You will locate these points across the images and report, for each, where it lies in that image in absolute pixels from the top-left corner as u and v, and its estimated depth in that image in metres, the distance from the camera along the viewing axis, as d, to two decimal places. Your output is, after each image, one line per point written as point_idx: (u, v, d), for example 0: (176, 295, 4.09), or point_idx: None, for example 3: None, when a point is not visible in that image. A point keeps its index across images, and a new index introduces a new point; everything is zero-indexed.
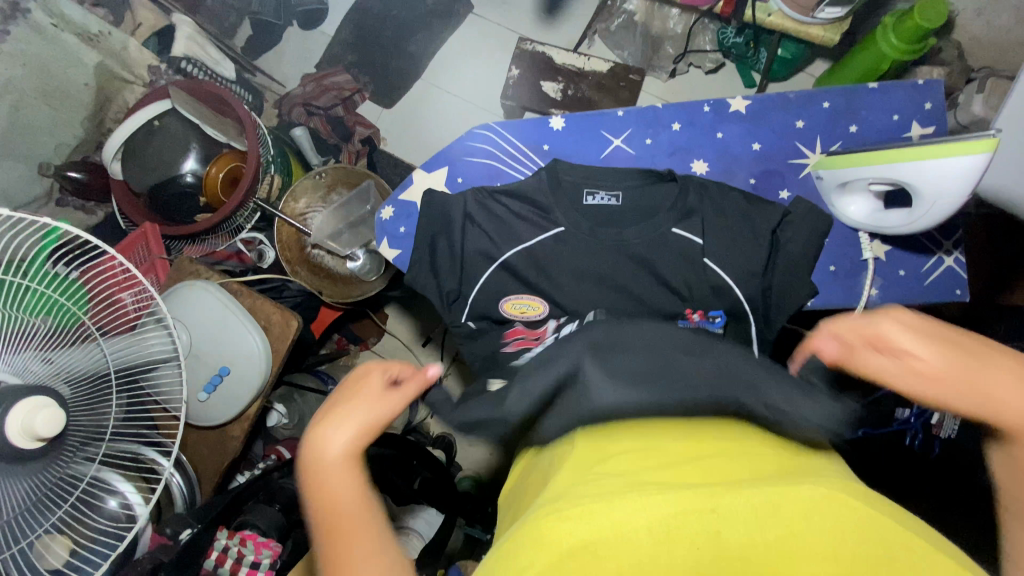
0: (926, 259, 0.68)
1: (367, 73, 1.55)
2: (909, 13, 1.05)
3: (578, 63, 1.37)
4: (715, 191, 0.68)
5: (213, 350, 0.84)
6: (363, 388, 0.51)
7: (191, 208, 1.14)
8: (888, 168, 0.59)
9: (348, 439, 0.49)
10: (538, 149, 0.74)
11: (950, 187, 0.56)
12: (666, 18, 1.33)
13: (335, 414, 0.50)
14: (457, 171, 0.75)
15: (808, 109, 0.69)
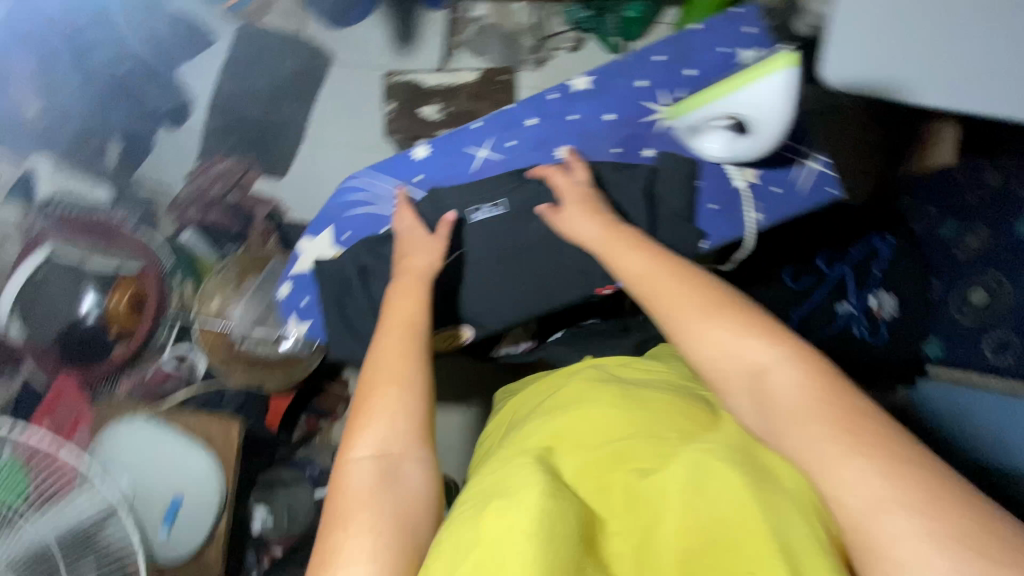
0: (793, 168, 0.71)
1: (250, 152, 1.53)
2: None
3: (447, 80, 1.39)
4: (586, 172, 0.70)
5: (160, 483, 0.83)
6: (421, 265, 0.63)
7: (104, 345, 1.09)
8: (724, 100, 0.61)
9: (409, 299, 0.59)
10: (410, 182, 0.73)
11: (774, 107, 0.59)
12: (513, 14, 1.38)
13: (400, 281, 0.61)
14: (341, 227, 0.74)
15: (643, 68, 0.72)
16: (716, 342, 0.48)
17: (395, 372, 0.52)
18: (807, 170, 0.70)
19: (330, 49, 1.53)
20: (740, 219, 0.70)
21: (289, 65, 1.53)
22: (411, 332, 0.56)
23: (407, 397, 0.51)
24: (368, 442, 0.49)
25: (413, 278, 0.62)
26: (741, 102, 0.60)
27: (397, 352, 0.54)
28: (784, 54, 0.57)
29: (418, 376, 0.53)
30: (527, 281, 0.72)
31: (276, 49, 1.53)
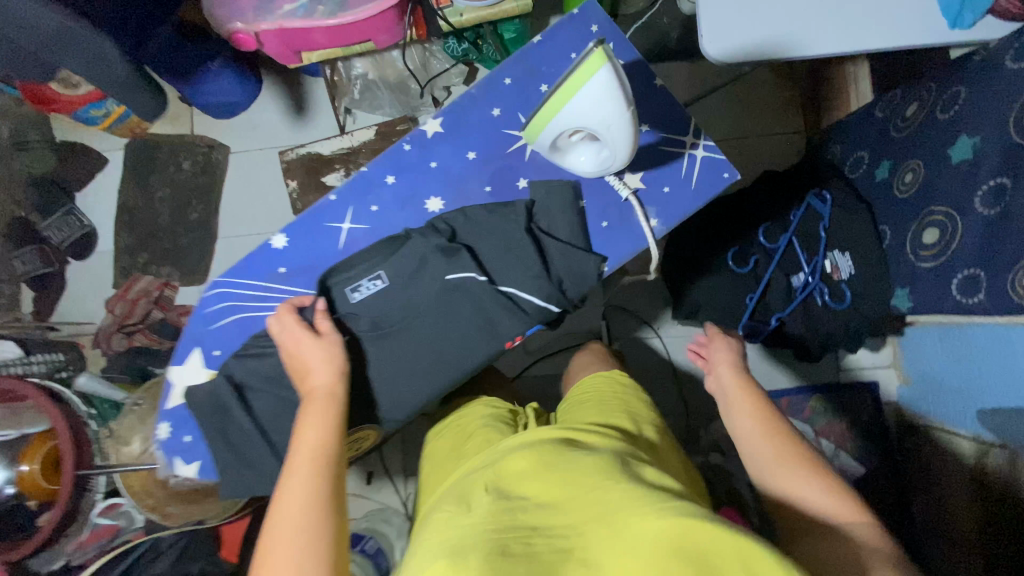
0: (680, 161, 0.66)
1: (166, 263, 1.45)
2: None
3: (346, 143, 1.34)
4: (460, 222, 0.64)
5: None
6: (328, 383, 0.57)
7: (25, 518, 0.98)
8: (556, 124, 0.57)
9: (314, 427, 0.54)
10: (276, 277, 0.66)
11: (605, 108, 0.53)
12: (395, 61, 1.28)
13: (303, 409, 0.55)
14: (210, 344, 0.66)
15: (495, 94, 0.66)
16: (808, 492, 0.57)
17: (292, 520, 0.47)
18: (693, 160, 0.65)
19: (225, 139, 1.47)
20: (637, 229, 0.65)
21: (187, 165, 1.47)
22: (320, 468, 0.51)
23: (306, 556, 0.45)
24: None
25: (318, 400, 0.56)
26: (572, 118, 0.55)
27: (300, 493, 0.49)
28: (595, 55, 0.52)
29: (320, 521, 0.47)
30: (421, 358, 0.62)
31: (169, 155, 1.47)
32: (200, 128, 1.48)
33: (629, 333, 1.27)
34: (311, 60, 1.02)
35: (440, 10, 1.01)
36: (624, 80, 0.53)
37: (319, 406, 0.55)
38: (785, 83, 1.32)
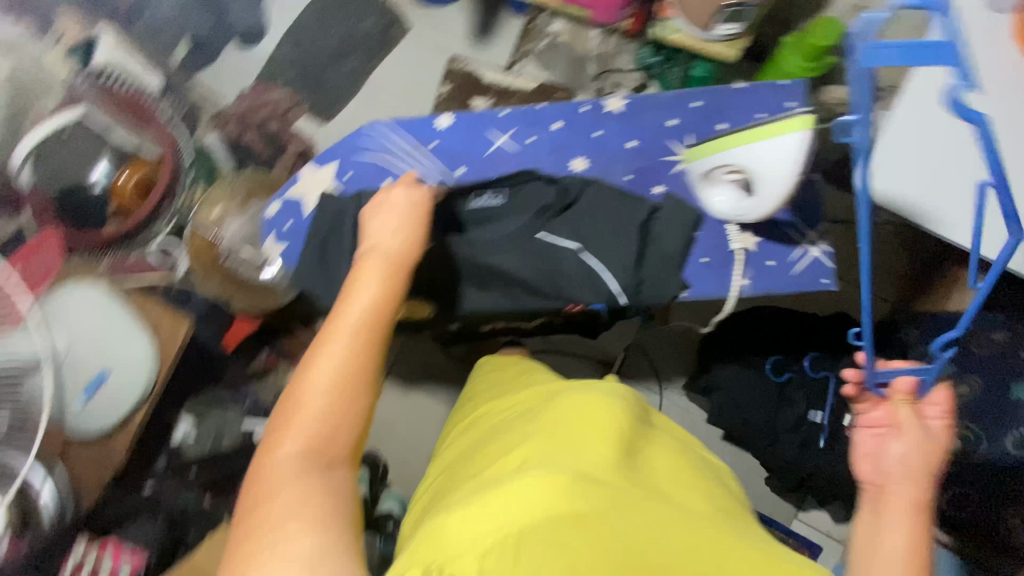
0: (792, 249, 0.71)
1: (304, 90, 1.56)
2: (806, 33, 1.12)
3: (505, 81, 1.42)
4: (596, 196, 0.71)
5: (92, 355, 0.79)
6: (394, 252, 0.61)
7: (101, 216, 1.11)
8: (731, 153, 0.64)
9: (372, 285, 0.58)
10: (425, 147, 0.75)
11: (779, 165, 0.61)
12: (588, 40, 1.40)
13: (364, 264, 0.60)
14: (345, 168, 0.76)
15: (679, 109, 0.73)
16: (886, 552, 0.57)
17: (337, 377, 0.53)
18: (805, 253, 0.70)
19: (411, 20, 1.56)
20: (726, 279, 0.71)
21: (368, 22, 1.57)
22: (366, 327, 0.56)
23: (344, 411, 0.53)
24: (299, 441, 0.51)
25: (383, 262, 0.60)
26: (746, 157, 0.63)
27: (346, 356, 0.54)
28: (803, 118, 0.59)
29: (362, 382, 0.54)
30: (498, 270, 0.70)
31: (359, 6, 1.58)
32: None
33: (639, 377, 1.33)
34: None
35: (660, 20, 1.09)
36: (809, 153, 0.60)
37: (386, 274, 0.60)
38: (905, 255, 1.34)
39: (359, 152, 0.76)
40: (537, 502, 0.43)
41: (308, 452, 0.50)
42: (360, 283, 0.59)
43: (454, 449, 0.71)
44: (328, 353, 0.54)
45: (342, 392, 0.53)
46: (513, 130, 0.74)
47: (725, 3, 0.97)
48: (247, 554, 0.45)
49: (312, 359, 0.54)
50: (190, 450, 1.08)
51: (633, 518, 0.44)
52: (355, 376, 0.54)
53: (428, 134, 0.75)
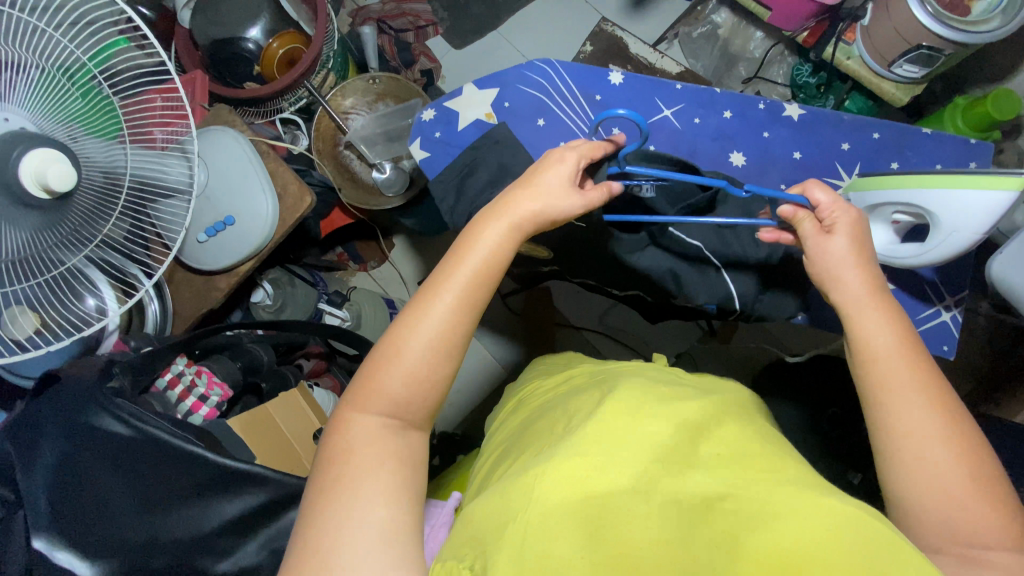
0: (924, 307, 0.69)
1: (446, 8, 1.52)
2: (980, 100, 1.03)
3: (650, 58, 1.38)
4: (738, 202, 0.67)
5: (225, 197, 0.85)
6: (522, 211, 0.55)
7: (243, 74, 1.15)
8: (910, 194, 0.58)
9: (492, 241, 0.53)
10: (589, 98, 0.75)
11: (966, 219, 0.55)
12: (749, 39, 1.34)
13: (486, 218, 0.54)
14: (505, 95, 0.76)
15: (855, 135, 0.71)
16: (904, 409, 0.48)
17: (435, 339, 0.50)
18: (937, 315, 0.68)
19: None
20: None
21: None
22: (474, 289, 0.51)
23: (434, 371, 0.50)
24: (384, 400, 0.48)
25: (509, 219, 0.54)
26: (932, 203, 0.56)
27: (449, 320, 0.50)
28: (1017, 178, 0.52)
29: (459, 344, 0.50)
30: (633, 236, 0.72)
31: None
32: None
33: None
34: None
35: (840, 40, 1.05)
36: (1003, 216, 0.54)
37: (508, 231, 0.54)
38: None
39: (524, 83, 0.76)
40: (556, 480, 0.38)
41: (391, 412, 0.48)
42: (478, 238, 0.53)
43: (507, 423, 0.62)
44: (430, 313, 0.50)
45: (435, 355, 0.50)
46: (681, 106, 0.74)
47: (920, 43, 0.92)
48: (318, 509, 0.43)
49: (414, 317, 0.50)
50: (261, 313, 1.14)
51: (664, 483, 0.38)
52: (451, 343, 0.50)
53: (597, 86, 0.75)
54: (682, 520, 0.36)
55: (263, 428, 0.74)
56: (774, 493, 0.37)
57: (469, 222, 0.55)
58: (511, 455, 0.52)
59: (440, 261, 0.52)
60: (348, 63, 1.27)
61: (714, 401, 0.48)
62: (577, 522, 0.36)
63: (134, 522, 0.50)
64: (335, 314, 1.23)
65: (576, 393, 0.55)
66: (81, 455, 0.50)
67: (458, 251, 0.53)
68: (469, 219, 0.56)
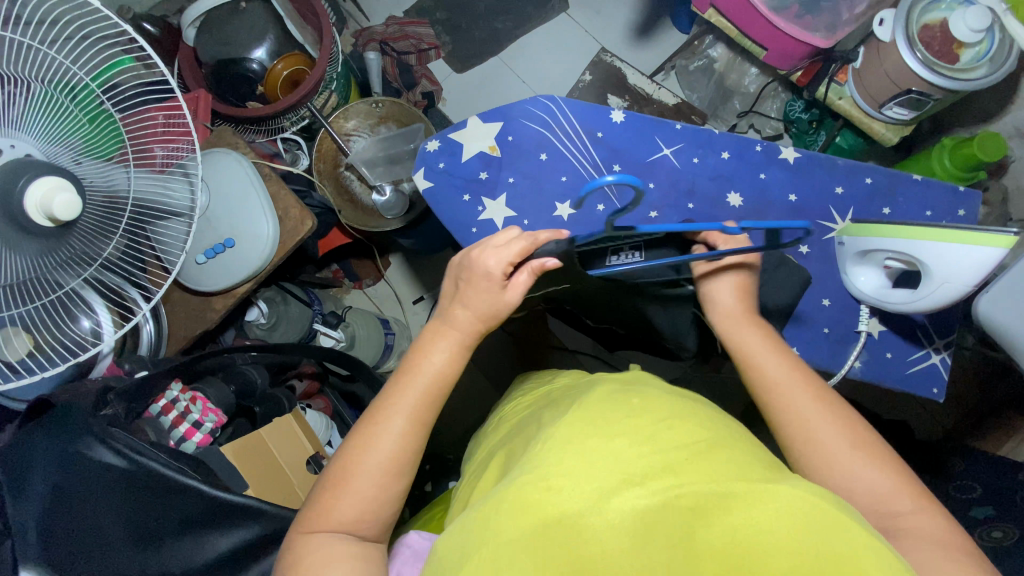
0: (914, 350, 0.71)
1: (449, 32, 1.54)
2: (967, 141, 1.06)
3: (648, 88, 1.42)
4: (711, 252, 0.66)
5: (227, 219, 0.85)
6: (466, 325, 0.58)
7: (246, 93, 1.15)
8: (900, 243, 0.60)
9: (437, 360, 0.56)
10: (591, 134, 0.77)
11: (956, 270, 0.56)
12: (744, 74, 1.37)
13: (430, 334, 0.58)
14: (508, 129, 0.78)
15: (848, 180, 0.73)
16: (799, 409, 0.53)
17: (387, 460, 0.51)
18: (927, 358, 0.70)
19: None
20: (841, 355, 0.71)
21: None
22: (422, 410, 0.54)
23: (387, 487, 0.51)
24: (341, 518, 0.49)
25: (458, 339, 0.57)
26: (922, 253, 0.58)
27: (401, 439, 0.52)
28: (1004, 237, 0.54)
29: (411, 462, 0.53)
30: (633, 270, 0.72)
31: None
32: None
33: None
34: (711, 18, 1.12)
35: (832, 81, 1.09)
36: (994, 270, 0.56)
37: (449, 347, 0.57)
38: None
39: (528, 118, 0.77)
40: (512, 510, 0.38)
41: (348, 529, 0.49)
42: (426, 353, 0.57)
43: (490, 438, 0.62)
44: (380, 434, 0.52)
45: (387, 474, 0.51)
46: (681, 146, 0.75)
47: (910, 88, 0.96)
48: None
49: (362, 433, 0.52)
50: (254, 332, 1.14)
51: (614, 496, 0.37)
52: (400, 463, 0.52)
53: (598, 123, 0.77)
54: (642, 530, 0.35)
55: (257, 453, 0.74)
56: (724, 484, 0.37)
57: (415, 342, 0.58)
58: (478, 480, 0.51)
59: (387, 383, 0.56)
60: (351, 86, 1.28)
61: (688, 404, 0.48)
62: (541, 552, 0.35)
63: (126, 557, 0.49)
64: (330, 334, 1.22)
65: (548, 407, 0.55)
66: (73, 487, 0.50)
67: (406, 372, 0.56)
68: (416, 340, 0.59)
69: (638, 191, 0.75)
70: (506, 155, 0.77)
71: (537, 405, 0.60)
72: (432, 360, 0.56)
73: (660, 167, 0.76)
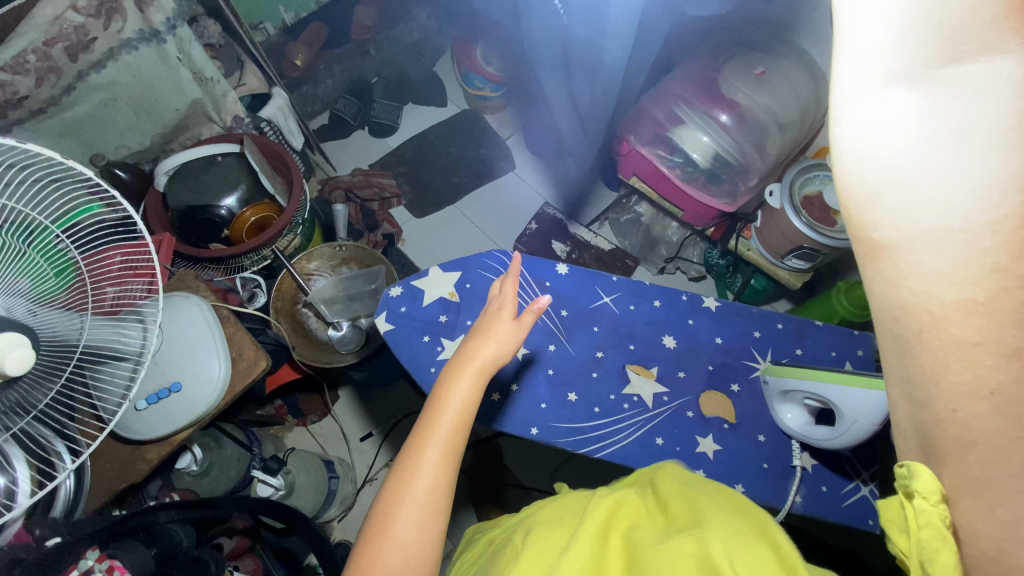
0: (846, 482, 0.74)
1: (409, 184, 1.72)
2: (858, 285, 1.24)
3: (586, 236, 1.60)
4: None
5: (175, 362, 0.83)
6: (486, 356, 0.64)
7: (212, 236, 1.21)
8: (822, 390, 0.66)
9: (462, 390, 0.61)
10: (540, 283, 0.85)
11: (860, 412, 0.63)
12: (667, 226, 1.56)
13: (453, 368, 0.63)
14: (465, 278, 0.85)
15: (764, 324, 0.82)
16: None
17: (424, 505, 0.55)
18: (857, 490, 0.73)
19: (518, 160, 1.74)
20: (781, 493, 0.73)
21: (482, 152, 1.75)
22: (450, 446, 0.58)
23: (426, 534, 0.54)
24: None
25: (475, 369, 0.63)
26: (834, 397, 0.65)
27: (437, 478, 0.56)
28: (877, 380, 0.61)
29: (448, 501, 0.57)
30: (583, 407, 0.77)
31: (482, 137, 1.77)
32: (512, 141, 1.77)
33: None
34: (634, 184, 1.31)
35: (740, 235, 1.31)
36: (880, 414, 0.62)
37: (476, 372, 0.63)
38: None
39: (483, 269, 0.86)
40: None
41: None
42: (451, 389, 0.62)
43: None
44: (417, 475, 0.56)
45: (426, 517, 0.54)
46: (612, 294, 0.84)
47: (801, 244, 1.15)
48: None
49: (399, 483, 0.56)
50: (183, 480, 1.04)
51: None
52: (436, 501, 0.55)
53: (544, 271, 0.85)
54: None
55: None
56: None
57: (438, 381, 0.63)
58: None
59: (418, 420, 0.60)
60: (314, 229, 1.36)
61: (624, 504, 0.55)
62: None
63: None
64: (268, 482, 1.10)
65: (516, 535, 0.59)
66: None
67: (435, 407, 0.61)
68: (441, 373, 0.64)
69: (584, 334, 0.82)
70: (464, 300, 0.84)
71: (495, 543, 0.63)
72: (462, 389, 0.61)
73: (597, 313, 0.83)
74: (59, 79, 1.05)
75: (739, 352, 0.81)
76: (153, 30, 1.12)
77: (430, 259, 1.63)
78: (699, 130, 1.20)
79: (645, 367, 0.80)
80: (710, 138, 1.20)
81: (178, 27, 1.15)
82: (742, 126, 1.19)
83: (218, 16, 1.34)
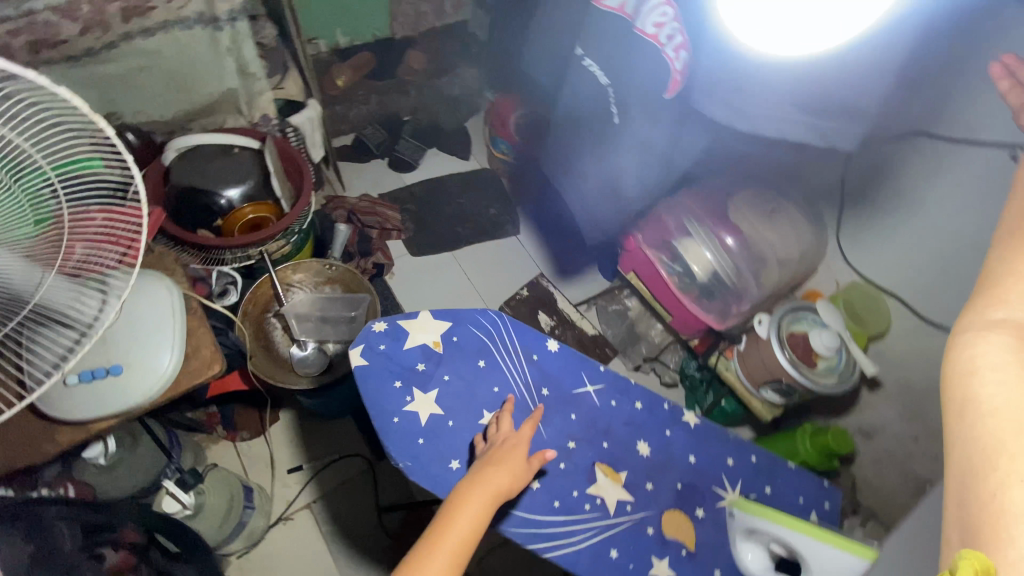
0: None
1: (413, 222, 1.72)
2: (823, 432, 1.25)
3: (572, 315, 1.60)
4: None
5: (123, 343, 0.77)
6: (499, 481, 0.64)
7: (203, 222, 1.18)
8: (789, 536, 0.65)
9: (473, 512, 0.61)
10: (527, 355, 0.83)
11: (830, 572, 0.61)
12: (652, 327, 1.58)
13: (468, 485, 0.63)
14: (453, 331, 0.83)
15: (739, 453, 0.81)
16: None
17: None
18: None
19: (523, 227, 1.77)
20: None
21: (492, 210, 1.77)
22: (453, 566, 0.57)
23: None
24: None
25: (488, 492, 0.63)
26: (802, 547, 0.63)
27: None
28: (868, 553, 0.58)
29: None
30: (543, 498, 0.72)
31: (493, 195, 1.79)
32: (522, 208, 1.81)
33: None
34: (632, 280, 1.32)
35: (722, 354, 1.31)
36: None
37: (490, 498, 0.63)
38: None
39: (474, 327, 0.83)
40: None
41: None
42: (462, 507, 0.61)
43: None
44: None
45: None
46: (597, 385, 0.82)
47: (780, 378, 1.18)
48: None
49: None
50: (85, 474, 0.93)
51: None
52: None
53: (534, 344, 0.84)
54: None
55: None
56: None
57: (450, 495, 0.63)
58: None
59: (424, 531, 0.59)
60: (307, 242, 1.32)
61: None
62: None
63: None
64: (178, 498, 1.02)
65: None
66: None
67: (443, 522, 0.60)
68: (454, 488, 0.64)
69: (560, 419, 0.79)
70: (447, 354, 0.80)
71: None
72: (474, 510, 0.61)
73: (577, 401, 0.81)
74: (104, 34, 1.04)
75: (709, 476, 0.79)
76: (212, 16, 1.13)
77: (413, 300, 1.60)
78: (705, 245, 1.25)
79: (614, 470, 0.77)
80: (712, 256, 1.24)
81: (238, 21, 1.17)
82: (746, 252, 1.23)
83: (278, 21, 1.37)
